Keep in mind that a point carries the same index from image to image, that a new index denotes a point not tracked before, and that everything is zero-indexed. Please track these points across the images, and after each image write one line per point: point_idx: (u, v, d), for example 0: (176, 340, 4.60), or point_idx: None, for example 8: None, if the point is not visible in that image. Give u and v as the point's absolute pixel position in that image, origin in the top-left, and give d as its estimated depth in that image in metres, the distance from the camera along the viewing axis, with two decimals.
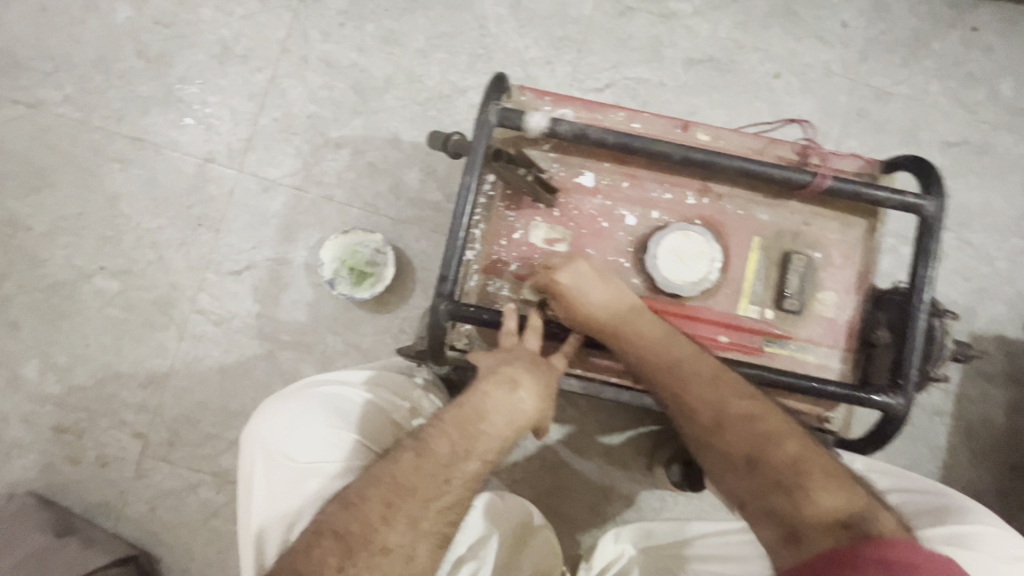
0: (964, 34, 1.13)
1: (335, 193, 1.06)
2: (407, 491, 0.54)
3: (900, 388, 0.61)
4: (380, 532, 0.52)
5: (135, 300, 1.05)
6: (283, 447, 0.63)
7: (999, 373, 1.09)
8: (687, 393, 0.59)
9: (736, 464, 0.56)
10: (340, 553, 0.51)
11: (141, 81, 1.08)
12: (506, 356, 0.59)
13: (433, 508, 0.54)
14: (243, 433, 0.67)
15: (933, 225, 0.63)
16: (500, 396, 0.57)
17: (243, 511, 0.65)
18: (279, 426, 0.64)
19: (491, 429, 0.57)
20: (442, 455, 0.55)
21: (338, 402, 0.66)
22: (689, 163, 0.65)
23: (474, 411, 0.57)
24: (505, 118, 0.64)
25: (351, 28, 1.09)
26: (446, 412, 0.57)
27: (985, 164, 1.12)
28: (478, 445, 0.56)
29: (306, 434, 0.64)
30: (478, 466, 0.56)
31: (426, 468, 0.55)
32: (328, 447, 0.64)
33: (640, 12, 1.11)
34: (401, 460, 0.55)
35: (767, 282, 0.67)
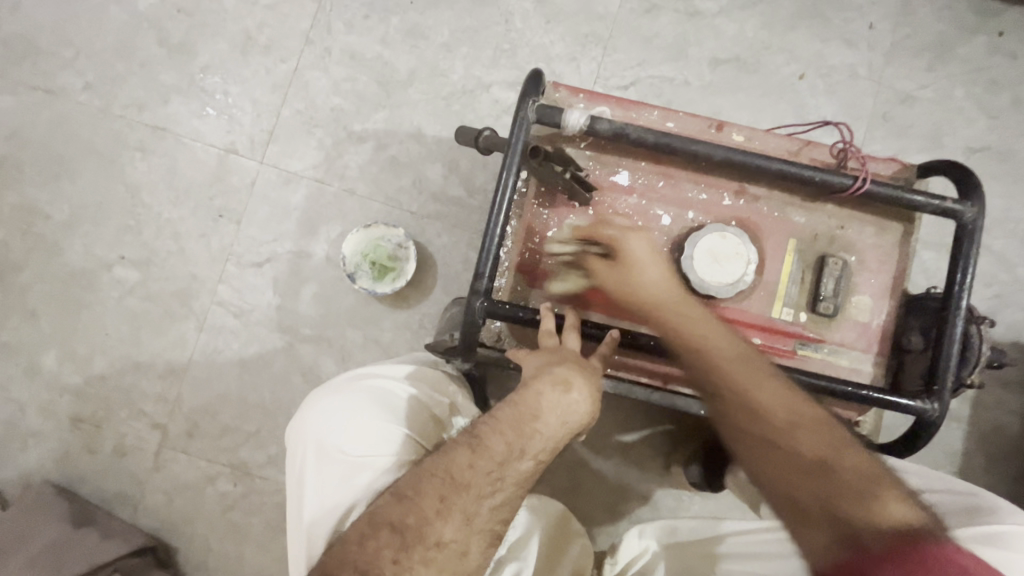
0: (990, 39, 1.12)
1: (357, 186, 1.06)
2: (461, 487, 0.52)
3: (936, 394, 0.61)
4: (435, 526, 0.51)
5: (155, 291, 1.04)
6: (336, 441, 0.63)
7: (1016, 379, 1.10)
8: (736, 376, 0.54)
9: (779, 456, 0.49)
10: (396, 546, 0.49)
11: (163, 69, 1.07)
12: (556, 357, 0.60)
13: (486, 504, 0.53)
14: (293, 428, 0.67)
15: (972, 230, 0.62)
16: (554, 395, 0.56)
17: (294, 506, 0.64)
18: (329, 419, 0.64)
19: (545, 429, 0.56)
20: (497, 452, 0.54)
21: (386, 397, 0.66)
22: (727, 164, 0.64)
23: (529, 409, 0.56)
24: (543, 116, 0.63)
25: (375, 20, 1.08)
26: (499, 409, 0.56)
27: (1008, 171, 1.12)
28: (532, 444, 0.55)
29: (357, 429, 0.63)
30: (532, 465, 0.55)
31: (481, 464, 0.53)
32: (378, 441, 0.63)
33: (666, 10, 1.11)
34: (455, 455, 0.54)
35: (801, 284, 0.67)
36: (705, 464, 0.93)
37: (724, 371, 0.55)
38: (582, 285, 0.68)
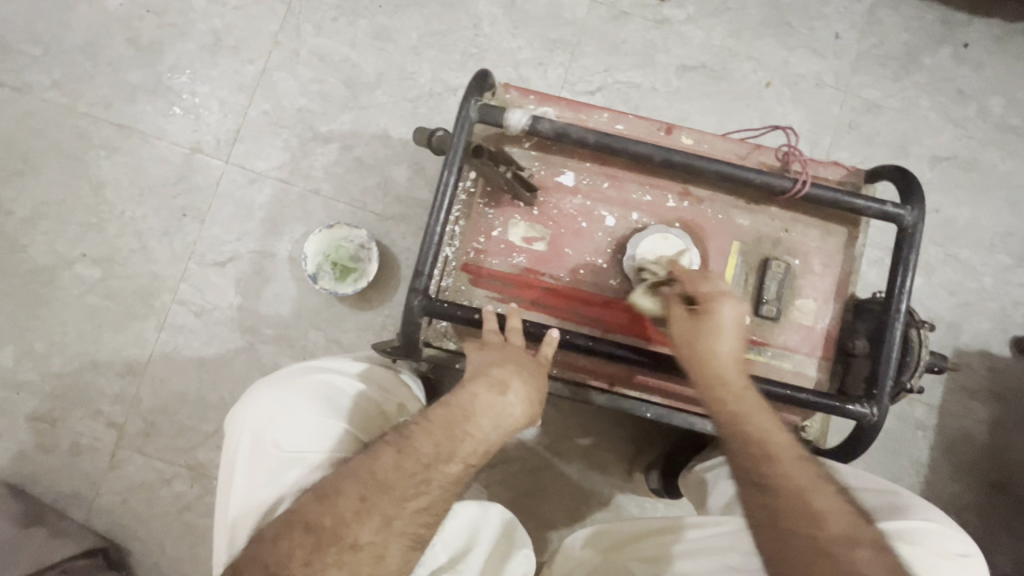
0: (955, 50, 1.13)
1: (322, 187, 1.06)
2: (383, 489, 0.51)
3: (874, 399, 0.61)
4: (351, 529, 0.50)
5: (116, 289, 1.04)
6: (270, 434, 0.61)
7: (982, 388, 1.09)
8: (753, 422, 0.54)
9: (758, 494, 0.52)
10: (309, 547, 0.49)
11: (131, 68, 1.07)
12: (499, 355, 0.57)
13: (408, 507, 0.52)
14: (230, 412, 0.65)
15: (912, 235, 0.62)
16: (488, 398, 0.54)
17: (219, 493, 0.63)
18: (265, 412, 0.62)
19: (477, 432, 0.53)
20: (424, 454, 0.52)
21: (327, 391, 0.64)
22: (669, 166, 0.64)
23: (461, 410, 0.54)
24: (485, 115, 0.64)
25: (344, 22, 1.09)
26: (432, 410, 0.54)
27: (973, 180, 1.12)
28: (462, 447, 0.53)
29: (293, 424, 0.61)
30: (461, 469, 0.53)
31: (405, 466, 0.52)
32: (314, 438, 0.62)
33: (634, 17, 1.11)
34: (380, 456, 0.52)
35: (746, 287, 0.67)
36: (663, 470, 0.94)
37: (743, 417, 0.54)
38: (527, 285, 0.68)
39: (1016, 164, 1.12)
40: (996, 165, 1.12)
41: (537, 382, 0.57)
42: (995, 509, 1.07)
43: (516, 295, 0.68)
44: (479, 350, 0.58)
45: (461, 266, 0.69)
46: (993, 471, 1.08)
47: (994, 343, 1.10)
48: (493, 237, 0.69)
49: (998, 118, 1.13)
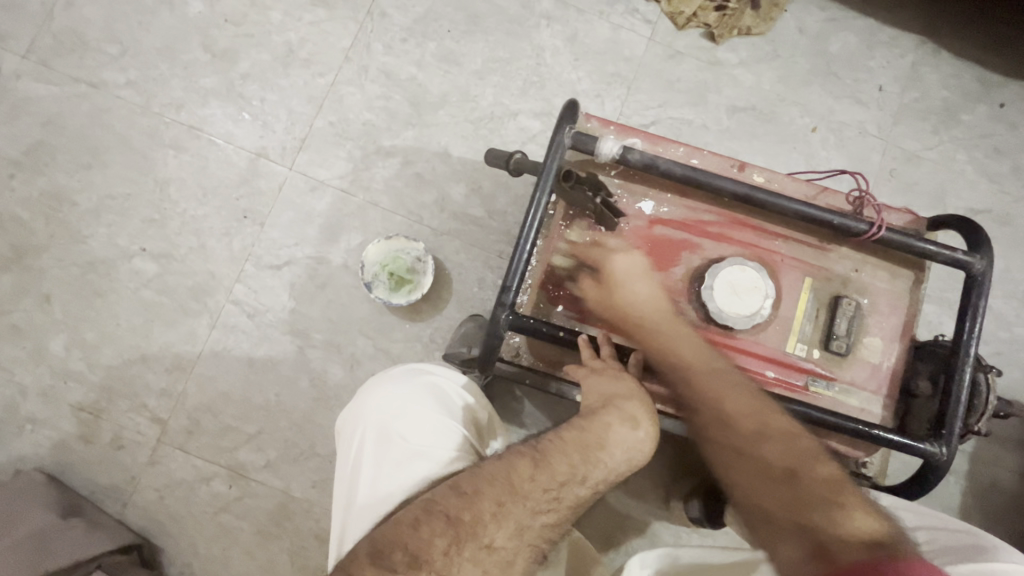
0: (991, 109, 1.19)
1: (382, 199, 1.09)
2: (520, 497, 0.53)
3: (943, 438, 0.63)
4: (488, 529, 0.52)
5: (172, 285, 1.05)
6: (395, 428, 0.62)
7: (1011, 438, 1.11)
8: (738, 416, 0.58)
9: (759, 476, 0.54)
10: (449, 538, 0.51)
11: (204, 73, 1.11)
12: (626, 384, 0.60)
13: (539, 520, 0.54)
14: (348, 407, 0.66)
15: (981, 282, 0.65)
16: (623, 430, 0.57)
17: (342, 485, 0.64)
18: (391, 406, 0.63)
19: (609, 461, 0.56)
20: (560, 472, 0.55)
21: (443, 392, 0.65)
22: (749, 201, 0.67)
23: (596, 438, 0.57)
24: (578, 142, 0.67)
25: (413, 44, 1.13)
26: (565, 431, 0.57)
27: (1006, 234, 1.16)
28: (594, 472, 0.56)
29: (419, 419, 0.62)
30: (589, 492, 0.55)
31: (541, 480, 0.54)
32: (436, 435, 0.63)
33: (689, 57, 1.17)
34: (518, 466, 0.54)
35: (817, 321, 0.69)
36: (704, 501, 0.95)
37: (723, 405, 0.59)
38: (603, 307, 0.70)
39: None
40: None
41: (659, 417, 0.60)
42: None
43: (594, 318, 0.70)
44: (611, 377, 0.61)
45: (539, 283, 0.71)
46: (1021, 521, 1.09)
47: None
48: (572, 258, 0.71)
49: None
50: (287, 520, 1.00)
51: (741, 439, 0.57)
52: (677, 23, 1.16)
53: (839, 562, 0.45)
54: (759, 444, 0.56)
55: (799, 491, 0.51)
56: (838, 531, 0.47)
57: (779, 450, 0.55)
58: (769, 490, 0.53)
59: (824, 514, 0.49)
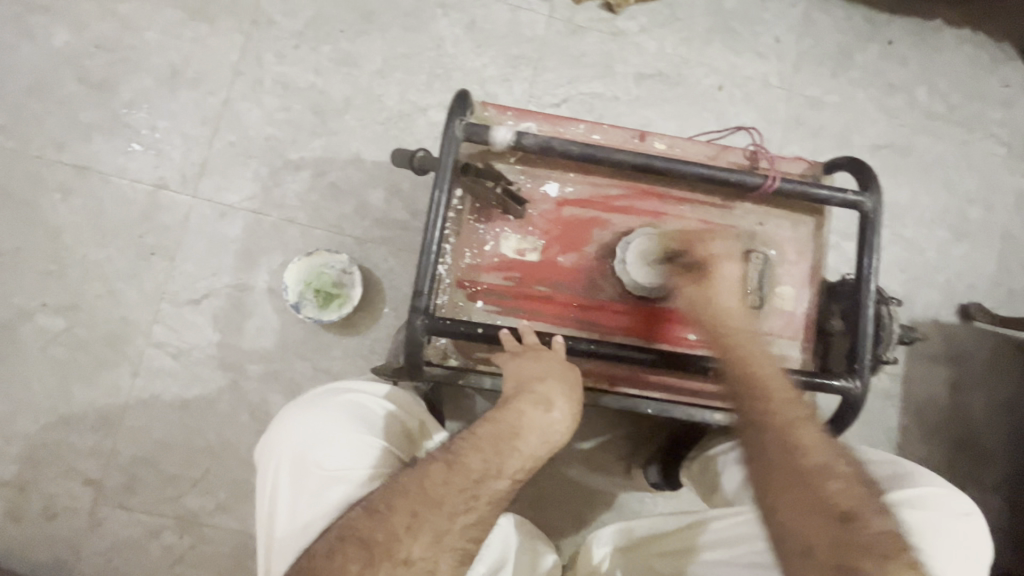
0: (882, 47, 1.24)
1: (298, 215, 1.05)
2: (434, 504, 0.54)
3: (856, 373, 0.66)
4: (403, 542, 0.53)
5: (83, 337, 0.99)
6: (310, 454, 0.61)
7: (937, 354, 1.18)
8: (782, 416, 0.56)
9: (794, 475, 0.53)
10: (362, 561, 0.52)
11: (83, 107, 1.03)
12: (544, 364, 0.61)
13: (458, 523, 0.54)
14: (265, 439, 0.65)
15: (873, 219, 0.68)
16: (535, 414, 0.57)
17: (263, 520, 0.62)
18: (304, 433, 0.62)
19: (525, 448, 0.57)
20: (473, 470, 0.55)
21: (359, 410, 0.64)
22: (649, 171, 0.68)
23: (509, 427, 0.57)
24: (471, 133, 0.65)
25: (307, 49, 1.09)
26: (480, 426, 0.58)
27: (910, 164, 1.22)
28: (509, 463, 0.56)
29: (333, 441, 0.61)
30: (509, 484, 0.56)
31: (455, 482, 0.54)
32: (353, 455, 0.61)
33: (591, 30, 1.16)
34: (432, 472, 0.55)
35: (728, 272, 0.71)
36: (662, 465, 0.97)
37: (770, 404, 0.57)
38: (524, 296, 0.69)
39: (945, 147, 1.23)
40: (928, 149, 1.23)
41: (577, 395, 0.61)
42: (961, 466, 1.16)
43: (516, 308, 0.69)
44: (527, 358, 0.61)
45: (456, 282, 0.70)
46: (956, 430, 1.17)
47: (944, 312, 1.20)
48: (485, 251, 0.70)
49: (925, 107, 1.24)
50: (249, 559, 0.97)
51: (789, 441, 0.54)
52: None
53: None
54: (804, 451, 0.54)
55: (831, 501, 0.51)
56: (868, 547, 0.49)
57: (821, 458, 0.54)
58: (801, 494, 0.52)
59: (855, 529, 0.49)
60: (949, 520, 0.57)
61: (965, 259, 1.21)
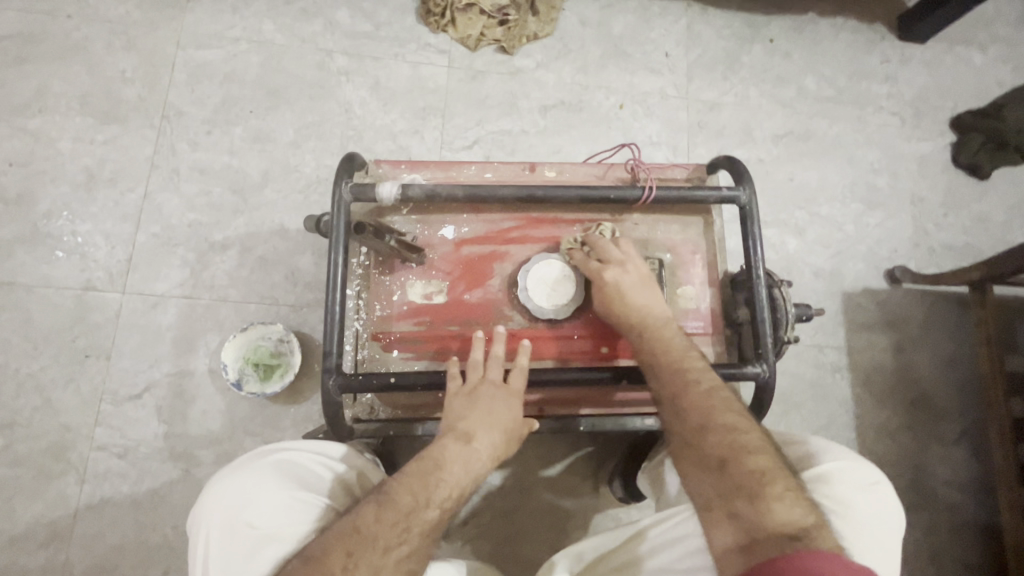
0: (765, 45, 1.32)
1: (229, 292, 1.06)
2: (366, 541, 0.49)
3: (762, 358, 0.68)
4: None
5: (24, 453, 0.97)
6: (236, 518, 0.56)
7: (874, 321, 1.22)
8: (687, 389, 0.59)
9: (693, 446, 0.55)
10: None
11: (2, 224, 1.05)
12: (470, 402, 0.62)
13: (392, 558, 0.49)
14: (189, 513, 0.60)
15: (751, 210, 0.72)
16: (458, 446, 0.57)
17: None
18: (232, 495, 0.57)
19: (451, 479, 0.55)
20: (403, 503, 0.52)
21: (289, 467, 0.61)
22: (534, 200, 0.71)
23: (434, 461, 0.56)
24: (358, 194, 0.68)
25: (219, 133, 1.12)
26: (406, 464, 0.56)
27: (812, 147, 1.29)
28: (438, 493, 0.54)
29: (261, 499, 0.57)
30: (440, 513, 0.52)
31: (387, 517, 0.51)
32: (282, 512, 0.57)
33: (490, 73, 1.22)
34: (363, 511, 0.51)
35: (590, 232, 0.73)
36: (624, 478, 0.97)
37: (678, 382, 0.60)
38: (437, 338, 0.71)
39: (841, 126, 1.31)
40: (826, 131, 1.30)
41: (502, 426, 0.61)
42: (921, 425, 1.18)
43: (431, 351, 0.71)
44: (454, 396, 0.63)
45: (371, 336, 0.71)
46: (907, 391, 1.19)
47: (872, 279, 1.24)
48: (394, 301, 0.72)
49: (816, 93, 1.32)
50: None
51: (692, 420, 0.56)
52: (470, 45, 1.22)
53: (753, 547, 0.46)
54: (705, 432, 0.55)
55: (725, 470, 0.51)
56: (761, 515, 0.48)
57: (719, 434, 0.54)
58: (702, 468, 0.53)
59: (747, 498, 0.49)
60: (852, 493, 0.58)
61: (881, 227, 1.27)
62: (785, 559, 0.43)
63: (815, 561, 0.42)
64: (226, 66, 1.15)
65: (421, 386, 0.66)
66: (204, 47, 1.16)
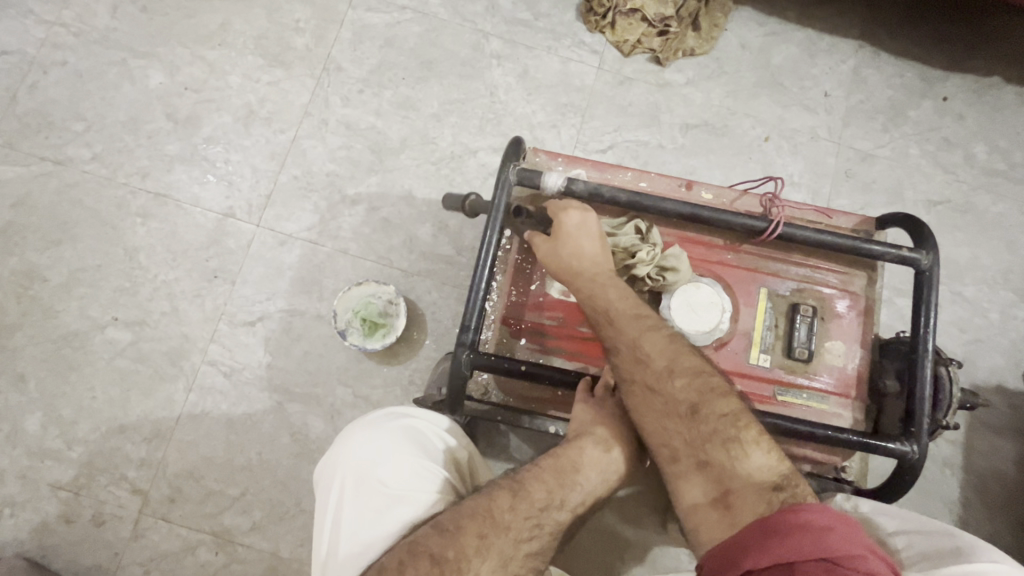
0: (936, 103, 1.22)
1: (350, 246, 1.10)
2: (501, 527, 0.54)
3: (913, 437, 0.63)
4: (472, 562, 0.51)
5: (146, 352, 1.05)
6: (374, 473, 0.60)
7: (1003, 423, 1.11)
8: (643, 345, 0.61)
9: (655, 401, 0.59)
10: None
11: (168, 141, 1.14)
12: (606, 411, 0.63)
13: (521, 550, 0.54)
14: (325, 456, 0.64)
15: (930, 278, 0.66)
16: (595, 453, 0.61)
17: (320, 540, 0.60)
18: (372, 451, 0.61)
19: (585, 483, 0.60)
20: (538, 498, 0.57)
21: (419, 435, 0.64)
22: (696, 220, 0.69)
23: (571, 462, 0.60)
24: (523, 178, 0.68)
25: (370, 93, 1.17)
26: (542, 459, 0.61)
27: (968, 222, 1.18)
28: (571, 496, 0.59)
29: (397, 461, 0.61)
30: (568, 516, 0.58)
31: (521, 508, 0.56)
32: (415, 478, 0.61)
33: (638, 81, 1.20)
34: (498, 498, 0.56)
35: (616, 231, 0.70)
36: None
37: (636, 338, 0.61)
38: (567, 336, 0.71)
39: (1006, 205, 1.19)
40: (987, 207, 1.19)
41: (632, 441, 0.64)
42: None
43: (558, 349, 0.71)
44: (588, 405, 0.64)
45: (501, 319, 0.72)
46: None
47: (1008, 377, 1.13)
48: (531, 290, 0.72)
49: (984, 164, 1.21)
50: None
51: (653, 381, 0.60)
52: (623, 50, 1.20)
53: (736, 504, 0.52)
54: (668, 385, 0.59)
55: (697, 428, 0.56)
56: (736, 469, 0.54)
57: (687, 387, 0.58)
58: (672, 425, 0.58)
59: (723, 450, 0.55)
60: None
61: None
62: (778, 520, 0.47)
63: (806, 516, 0.47)
64: (389, 31, 1.20)
65: (548, 380, 0.65)
66: (372, 9, 1.20)
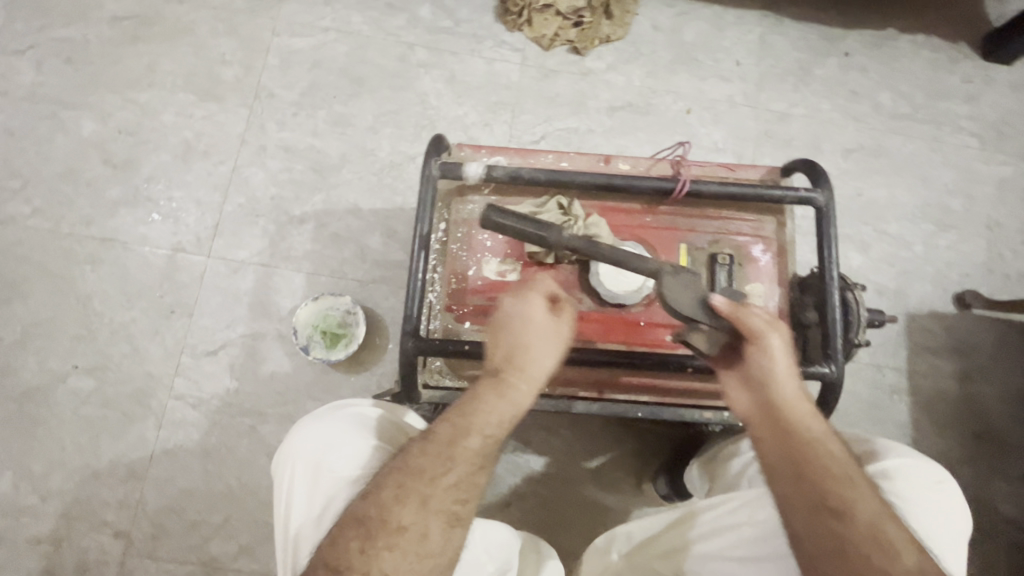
0: (840, 59, 1.31)
1: (303, 265, 1.12)
2: (416, 473, 0.57)
3: (831, 359, 0.68)
4: (394, 512, 0.56)
5: (111, 396, 1.06)
6: (321, 458, 0.63)
7: (940, 345, 1.18)
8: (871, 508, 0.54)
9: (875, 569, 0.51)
10: (360, 537, 0.55)
11: (109, 186, 1.15)
12: (499, 331, 0.62)
13: (439, 485, 0.57)
14: (280, 448, 0.67)
15: (828, 213, 0.72)
16: (488, 387, 0.61)
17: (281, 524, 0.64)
18: (319, 439, 0.64)
19: (484, 410, 0.60)
20: (443, 436, 0.59)
21: (365, 420, 0.66)
22: (612, 189, 0.74)
23: (467, 400, 0.61)
24: (445, 171, 0.72)
25: (304, 115, 1.20)
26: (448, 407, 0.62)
27: (883, 164, 1.26)
28: (476, 425, 0.59)
29: (342, 445, 0.63)
30: (478, 442, 0.58)
31: (430, 451, 0.58)
32: (360, 460, 0.63)
33: (562, 72, 1.26)
34: (410, 449, 0.59)
35: (540, 210, 0.74)
36: (670, 475, 0.98)
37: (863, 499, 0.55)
38: None
39: (916, 145, 1.28)
40: (899, 149, 1.27)
41: (536, 346, 0.62)
42: (983, 457, 1.13)
43: None
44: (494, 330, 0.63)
45: (445, 306, 0.75)
46: (971, 420, 1.15)
47: (939, 302, 1.20)
48: (469, 275, 0.76)
49: (891, 110, 1.29)
50: None
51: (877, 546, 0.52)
52: (543, 44, 1.26)
53: None
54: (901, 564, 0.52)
55: None
56: None
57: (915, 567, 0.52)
58: None
59: None
60: (918, 490, 0.59)
61: (952, 249, 1.23)
62: None
63: None
64: (316, 53, 1.23)
65: None
66: (297, 35, 1.24)
